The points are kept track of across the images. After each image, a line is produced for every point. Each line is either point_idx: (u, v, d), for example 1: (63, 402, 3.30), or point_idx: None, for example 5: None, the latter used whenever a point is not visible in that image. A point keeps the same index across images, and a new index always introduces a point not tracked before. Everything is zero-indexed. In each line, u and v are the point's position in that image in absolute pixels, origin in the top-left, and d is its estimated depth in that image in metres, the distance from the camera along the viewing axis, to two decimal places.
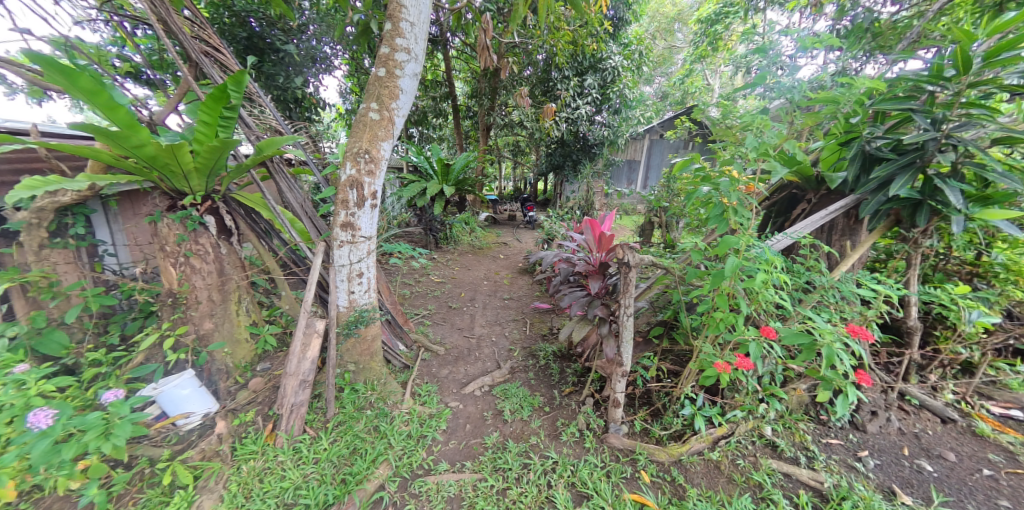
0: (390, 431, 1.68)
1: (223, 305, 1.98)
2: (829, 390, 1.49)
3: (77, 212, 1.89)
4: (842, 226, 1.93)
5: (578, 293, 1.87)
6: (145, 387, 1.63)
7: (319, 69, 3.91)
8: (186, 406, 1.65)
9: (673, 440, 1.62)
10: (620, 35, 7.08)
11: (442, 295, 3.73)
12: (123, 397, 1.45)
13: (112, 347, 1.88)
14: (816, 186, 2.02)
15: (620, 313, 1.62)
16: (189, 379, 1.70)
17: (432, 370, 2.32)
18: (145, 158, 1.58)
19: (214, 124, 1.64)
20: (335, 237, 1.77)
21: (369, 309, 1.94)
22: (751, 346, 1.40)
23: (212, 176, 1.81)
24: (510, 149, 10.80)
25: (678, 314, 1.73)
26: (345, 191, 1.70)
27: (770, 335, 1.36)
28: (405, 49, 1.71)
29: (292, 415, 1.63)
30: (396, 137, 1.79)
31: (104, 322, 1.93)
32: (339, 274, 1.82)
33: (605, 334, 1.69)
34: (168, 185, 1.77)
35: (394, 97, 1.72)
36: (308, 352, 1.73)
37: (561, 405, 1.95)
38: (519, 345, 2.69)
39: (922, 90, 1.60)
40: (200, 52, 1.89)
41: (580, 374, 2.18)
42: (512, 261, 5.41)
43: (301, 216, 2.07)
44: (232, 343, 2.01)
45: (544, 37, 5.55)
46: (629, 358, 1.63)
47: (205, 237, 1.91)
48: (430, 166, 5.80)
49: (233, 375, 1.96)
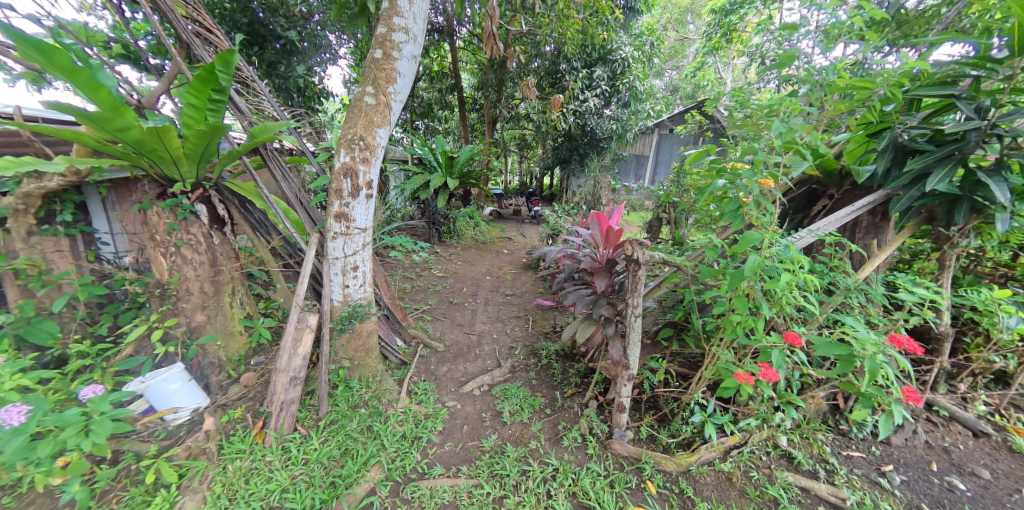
0: (383, 432, 1.62)
1: (215, 297, 1.93)
2: (869, 408, 1.33)
3: (66, 199, 1.84)
4: (867, 224, 1.81)
5: (581, 292, 1.73)
6: (132, 380, 1.58)
7: (323, 58, 3.84)
8: (174, 401, 1.60)
9: (681, 448, 1.52)
10: (631, 25, 6.92)
11: (443, 290, 3.67)
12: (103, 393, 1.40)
13: (101, 338, 1.83)
14: (839, 180, 1.89)
15: (627, 312, 1.54)
16: (178, 373, 1.65)
17: (430, 367, 2.25)
18: (131, 142, 1.51)
19: (202, 107, 1.56)
20: (329, 228, 1.68)
21: (365, 304, 1.86)
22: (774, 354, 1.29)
23: (203, 162, 1.73)
24: (516, 143, 10.70)
25: (689, 316, 1.60)
26: (339, 180, 1.62)
27: (795, 343, 1.22)
28: (403, 29, 1.61)
29: (282, 413, 1.56)
30: (392, 124, 1.69)
31: (94, 312, 1.88)
32: (333, 267, 1.74)
33: (611, 335, 1.60)
34: (157, 172, 1.70)
35: (390, 81, 1.62)
36: (300, 348, 1.64)
37: (563, 407, 1.87)
38: (521, 343, 2.61)
39: (966, 75, 1.45)
40: (191, 33, 1.80)
41: (583, 375, 2.10)
42: (515, 256, 5.33)
43: (295, 206, 1.98)
44: (224, 336, 1.96)
45: (553, 26, 5.42)
46: (635, 361, 1.54)
47: (196, 227, 1.85)
48: (434, 158, 5.72)
49: (226, 369, 1.92)
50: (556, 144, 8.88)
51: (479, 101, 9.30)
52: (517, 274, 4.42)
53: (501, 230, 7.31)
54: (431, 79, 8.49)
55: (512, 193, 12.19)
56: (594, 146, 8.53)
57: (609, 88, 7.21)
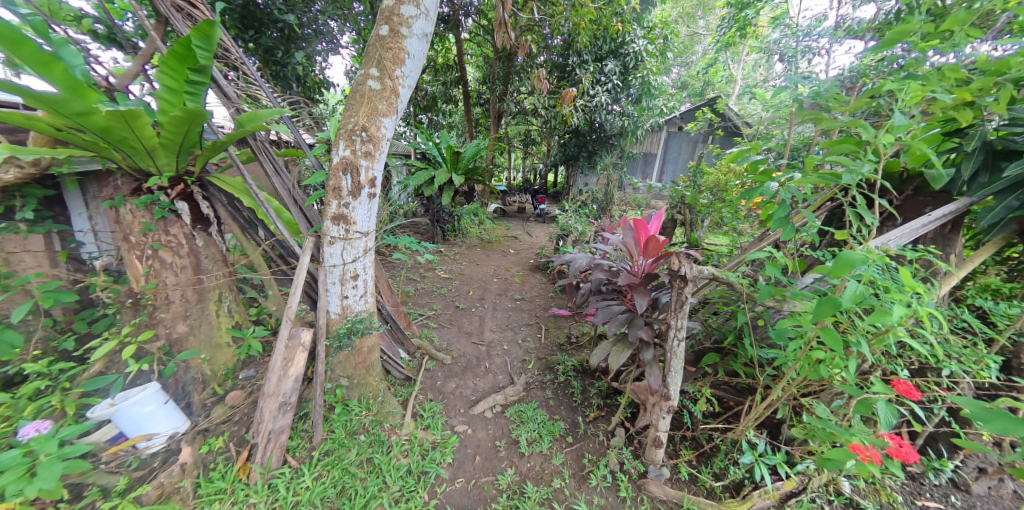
0: (385, 466, 1.42)
1: (199, 305, 1.73)
2: None
3: (29, 194, 1.63)
4: (931, 235, 1.58)
5: (613, 309, 1.52)
6: (99, 403, 1.37)
7: (324, 45, 3.60)
8: (148, 427, 1.40)
9: (728, 492, 1.33)
10: (644, 17, 6.66)
11: (449, 293, 3.47)
12: (50, 429, 1.19)
13: (70, 351, 1.64)
14: (899, 186, 1.65)
15: (668, 335, 1.34)
16: (154, 394, 1.44)
17: (436, 384, 2.06)
18: (96, 129, 1.29)
19: (180, 90, 1.34)
20: (325, 232, 1.47)
21: (366, 317, 1.66)
22: (881, 409, 1.01)
23: (184, 154, 1.52)
24: (522, 139, 10.50)
25: (738, 340, 1.39)
26: (338, 176, 1.40)
27: (912, 396, 0.97)
28: (414, 1, 1.38)
29: (270, 444, 1.36)
30: (399, 112, 1.47)
31: (62, 321, 1.68)
32: (330, 275, 1.53)
33: (648, 361, 1.39)
34: (130, 163, 1.48)
35: (398, 63, 1.40)
36: (291, 368, 1.44)
37: (587, 435, 1.68)
38: (533, 355, 2.42)
39: None
40: (170, 5, 1.57)
41: (606, 396, 1.91)
42: (522, 257, 5.13)
43: (289, 205, 1.76)
44: (209, 348, 1.76)
45: (565, 17, 5.18)
46: (677, 391, 1.35)
47: (177, 226, 1.64)
48: (439, 153, 5.52)
49: (210, 386, 1.72)
50: (563, 140, 8.66)
51: (485, 95, 9.07)
52: (525, 276, 4.23)
53: (507, 228, 7.12)
54: (435, 71, 8.25)
55: (516, 190, 11.98)
56: (602, 142, 8.31)
57: (620, 83, 6.96)
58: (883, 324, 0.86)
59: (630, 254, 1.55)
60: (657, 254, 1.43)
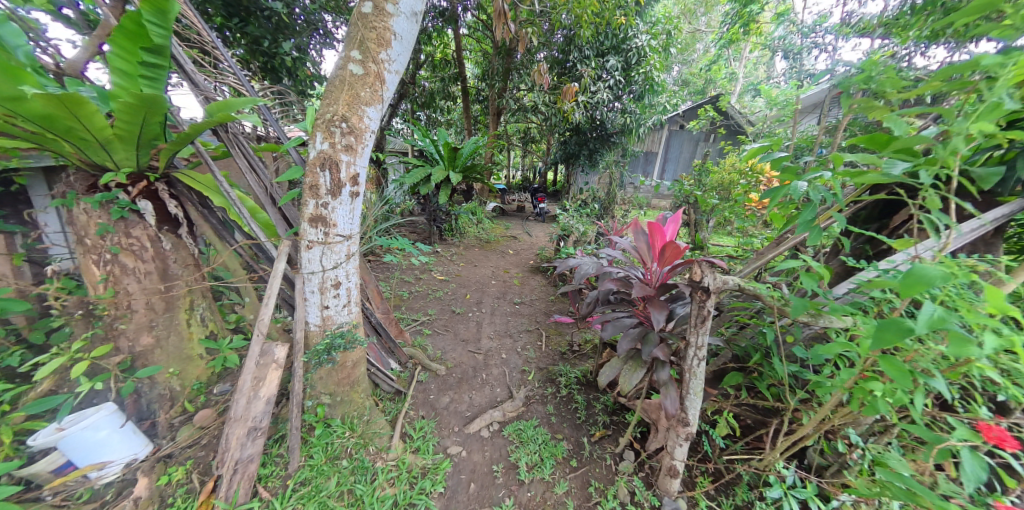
0: (367, 499, 1.27)
1: (166, 314, 1.58)
2: None
3: None
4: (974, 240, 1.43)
5: (624, 322, 1.39)
6: (45, 429, 1.21)
7: (316, 36, 3.42)
8: (102, 454, 1.24)
9: None
10: (647, 12, 6.50)
11: (445, 296, 3.32)
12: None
13: (23, 365, 1.49)
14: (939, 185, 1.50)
15: (687, 354, 1.19)
16: (109, 417, 1.27)
17: (429, 398, 1.91)
18: (36, 118, 1.11)
19: (135, 74, 1.18)
20: (303, 236, 1.31)
21: (350, 328, 1.51)
22: (968, 460, 0.86)
23: (144, 147, 1.35)
24: (521, 137, 10.35)
25: (766, 359, 1.24)
26: (315, 173, 1.24)
27: (1009, 446, 0.83)
28: None
29: (238, 476, 1.20)
30: (385, 101, 1.31)
31: (15, 332, 1.53)
32: (309, 284, 1.37)
33: (664, 382, 1.25)
34: (81, 157, 1.31)
35: (383, 45, 1.24)
36: (263, 389, 1.28)
37: (594, 458, 1.54)
38: (534, 365, 2.28)
39: None
40: None
41: (613, 412, 1.77)
42: (521, 258, 4.98)
43: (266, 204, 1.59)
44: (179, 362, 1.61)
45: (567, 10, 5.02)
46: (696, 417, 1.20)
47: (139, 228, 1.48)
48: (436, 151, 5.37)
49: (179, 403, 1.57)
50: (564, 138, 8.50)
51: (484, 92, 8.91)
52: (525, 278, 4.08)
53: (506, 227, 6.97)
54: (433, 67, 8.08)
55: (515, 189, 11.83)
56: (603, 140, 8.14)
57: (622, 79, 6.80)
58: (962, 355, 0.71)
59: (641, 259, 1.40)
60: (671, 261, 1.28)
